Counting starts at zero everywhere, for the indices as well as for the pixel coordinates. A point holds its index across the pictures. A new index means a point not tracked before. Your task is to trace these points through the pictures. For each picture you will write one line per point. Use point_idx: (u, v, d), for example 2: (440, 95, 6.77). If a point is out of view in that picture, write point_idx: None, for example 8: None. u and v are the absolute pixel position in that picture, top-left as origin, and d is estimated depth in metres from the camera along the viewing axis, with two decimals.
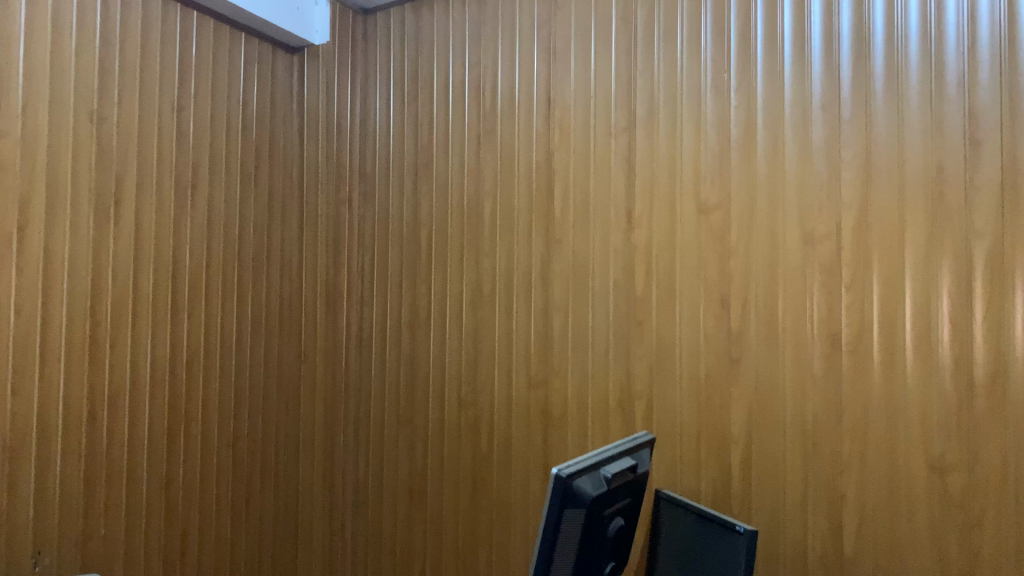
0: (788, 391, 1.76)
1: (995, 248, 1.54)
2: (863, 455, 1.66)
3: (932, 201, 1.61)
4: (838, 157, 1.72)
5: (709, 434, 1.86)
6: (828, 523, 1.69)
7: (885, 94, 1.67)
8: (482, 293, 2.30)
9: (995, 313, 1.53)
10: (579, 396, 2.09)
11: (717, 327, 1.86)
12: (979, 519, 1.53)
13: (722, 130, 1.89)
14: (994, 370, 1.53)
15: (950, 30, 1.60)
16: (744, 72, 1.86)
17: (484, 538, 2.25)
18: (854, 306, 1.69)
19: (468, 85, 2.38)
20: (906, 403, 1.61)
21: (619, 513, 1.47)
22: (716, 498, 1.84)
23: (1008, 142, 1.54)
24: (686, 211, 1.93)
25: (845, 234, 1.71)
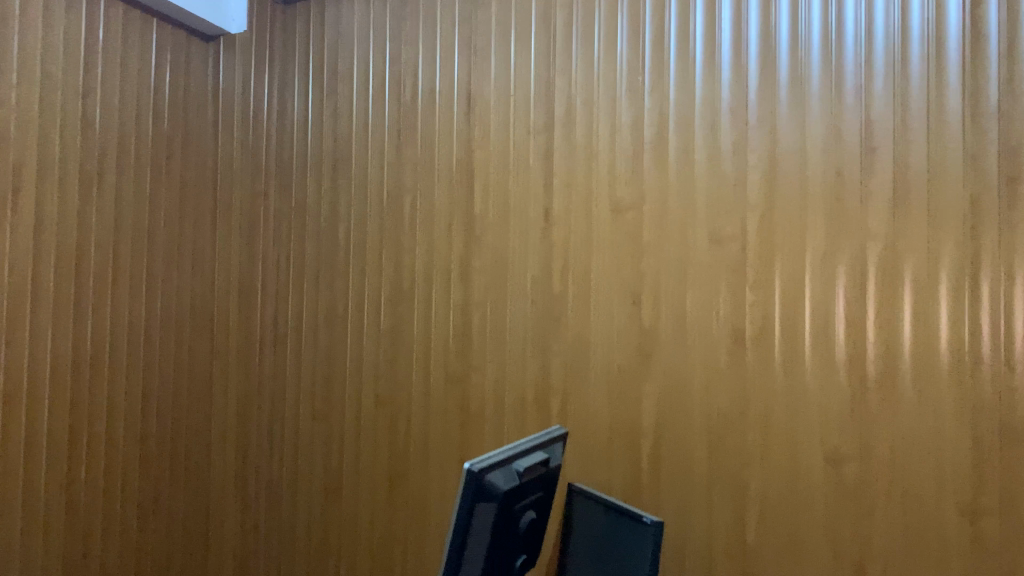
0: (696, 386, 1.82)
1: (887, 250, 1.63)
2: (765, 447, 1.73)
3: (831, 205, 1.69)
4: (744, 160, 1.79)
5: (621, 428, 1.91)
6: (732, 513, 1.76)
7: (789, 100, 1.74)
8: (401, 289, 2.30)
9: (887, 312, 1.62)
10: (496, 391, 2.11)
11: (630, 323, 1.91)
12: (871, 507, 1.62)
13: (636, 132, 1.93)
14: (885, 365, 1.62)
15: (849, 41, 1.68)
16: (657, 75, 1.91)
17: (400, 534, 2.26)
18: (758, 304, 1.76)
19: (389, 81, 2.37)
20: (806, 397, 1.69)
21: (531, 507, 1.50)
22: (627, 490, 1.89)
23: (899, 149, 1.62)
24: (602, 210, 1.97)
25: (750, 235, 1.77)
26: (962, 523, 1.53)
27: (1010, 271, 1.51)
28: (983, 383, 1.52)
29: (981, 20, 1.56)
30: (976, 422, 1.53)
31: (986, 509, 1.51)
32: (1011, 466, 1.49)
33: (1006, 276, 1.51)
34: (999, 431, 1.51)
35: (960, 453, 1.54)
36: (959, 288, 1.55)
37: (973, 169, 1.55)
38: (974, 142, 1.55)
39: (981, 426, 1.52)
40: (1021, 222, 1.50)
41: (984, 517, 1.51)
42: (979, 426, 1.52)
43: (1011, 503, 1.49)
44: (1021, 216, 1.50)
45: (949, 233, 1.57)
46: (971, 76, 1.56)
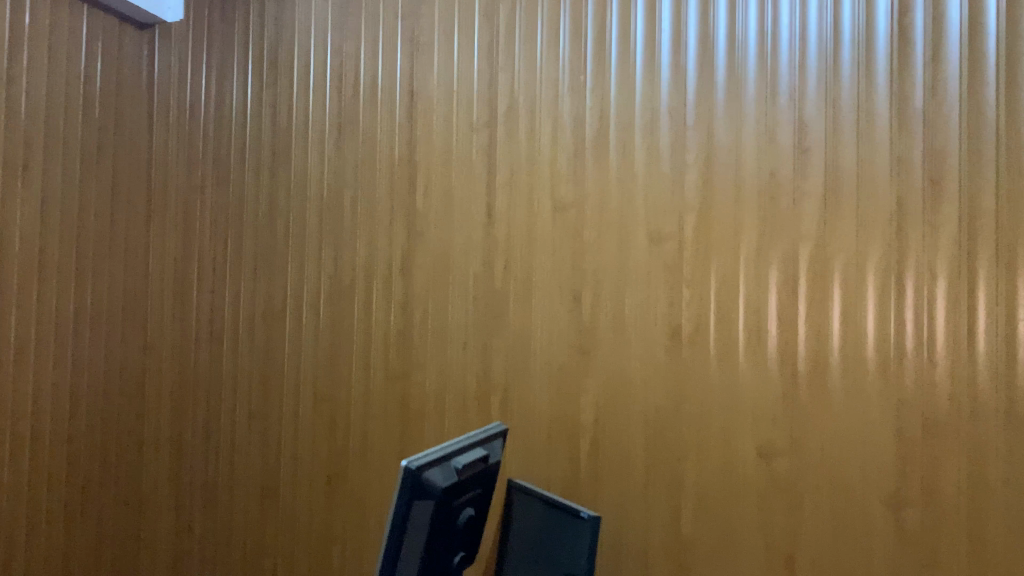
0: (634, 382, 1.84)
1: (818, 250, 1.67)
2: (700, 442, 1.76)
3: (764, 205, 1.72)
4: (682, 160, 1.82)
5: (561, 424, 1.92)
6: (667, 508, 1.79)
7: (725, 102, 1.78)
8: (341, 285, 2.27)
9: (817, 310, 1.66)
10: (437, 389, 2.10)
11: (570, 320, 1.93)
12: (800, 500, 1.66)
13: (578, 130, 1.95)
14: (815, 362, 1.66)
15: (783, 45, 1.72)
16: (599, 74, 1.93)
17: (338, 532, 2.23)
18: (696, 302, 1.78)
19: (330, 74, 2.34)
20: (740, 392, 1.73)
21: (469, 504, 1.50)
22: (566, 486, 1.90)
23: (830, 151, 1.67)
24: (544, 208, 1.98)
25: (688, 234, 1.80)
26: (886, 513, 1.58)
27: (933, 271, 1.56)
28: (907, 378, 1.58)
29: (907, 27, 1.61)
30: (900, 416, 1.58)
31: (909, 500, 1.57)
32: (933, 459, 1.55)
33: (929, 275, 1.57)
34: (921, 425, 1.56)
35: (884, 446, 1.59)
36: (885, 287, 1.60)
37: (900, 171, 1.60)
38: (901, 145, 1.60)
39: (905, 420, 1.58)
40: (943, 223, 1.56)
41: (907, 507, 1.57)
42: (903, 420, 1.58)
43: (932, 494, 1.55)
44: (943, 217, 1.56)
45: (876, 233, 1.62)
46: (898, 81, 1.61)
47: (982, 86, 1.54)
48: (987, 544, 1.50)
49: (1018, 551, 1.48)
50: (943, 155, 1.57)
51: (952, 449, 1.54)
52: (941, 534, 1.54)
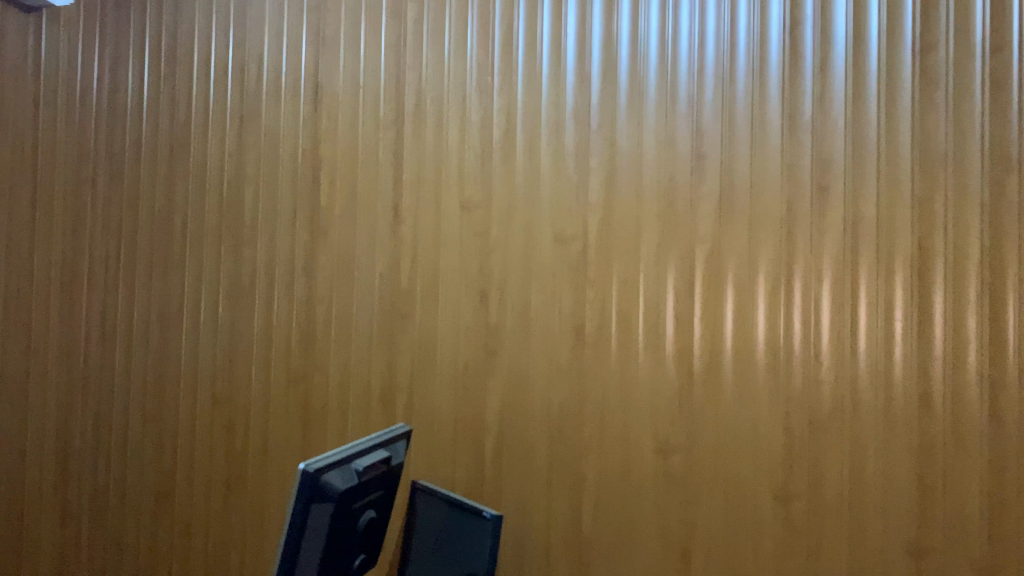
0: (537, 382, 1.86)
1: (713, 253, 1.72)
2: (601, 441, 1.79)
3: (664, 209, 1.77)
4: (586, 162, 1.85)
5: (465, 424, 1.92)
6: (569, 505, 1.81)
7: (627, 107, 1.81)
8: (241, 284, 2.21)
9: (712, 311, 1.72)
10: (340, 390, 2.07)
11: (476, 320, 1.93)
12: (695, 494, 1.71)
13: (485, 130, 1.95)
14: (710, 361, 1.71)
15: (683, 53, 1.77)
16: (506, 76, 1.94)
17: (237, 538, 2.17)
18: (599, 302, 1.81)
19: (231, 66, 2.26)
20: (640, 391, 1.77)
21: (370, 506, 1.49)
22: (469, 486, 1.91)
23: (725, 157, 1.72)
24: (451, 207, 1.97)
25: (591, 236, 1.83)
26: (775, 506, 1.65)
27: (818, 274, 1.64)
28: (794, 377, 1.65)
29: (798, 41, 1.68)
30: (789, 413, 1.65)
31: (796, 493, 1.64)
32: (817, 454, 1.63)
33: (815, 278, 1.64)
34: (807, 421, 1.64)
35: (773, 441, 1.66)
36: (774, 289, 1.67)
37: (789, 178, 1.67)
38: (791, 153, 1.67)
39: (793, 417, 1.64)
40: (829, 229, 1.64)
41: (794, 500, 1.64)
42: (791, 417, 1.65)
43: (816, 487, 1.62)
44: (829, 223, 1.64)
45: (767, 238, 1.68)
46: (789, 92, 1.68)
47: (865, 99, 1.63)
48: (866, 535, 1.59)
49: (893, 541, 1.57)
50: (830, 164, 1.64)
51: (835, 444, 1.61)
52: (824, 524, 1.62)
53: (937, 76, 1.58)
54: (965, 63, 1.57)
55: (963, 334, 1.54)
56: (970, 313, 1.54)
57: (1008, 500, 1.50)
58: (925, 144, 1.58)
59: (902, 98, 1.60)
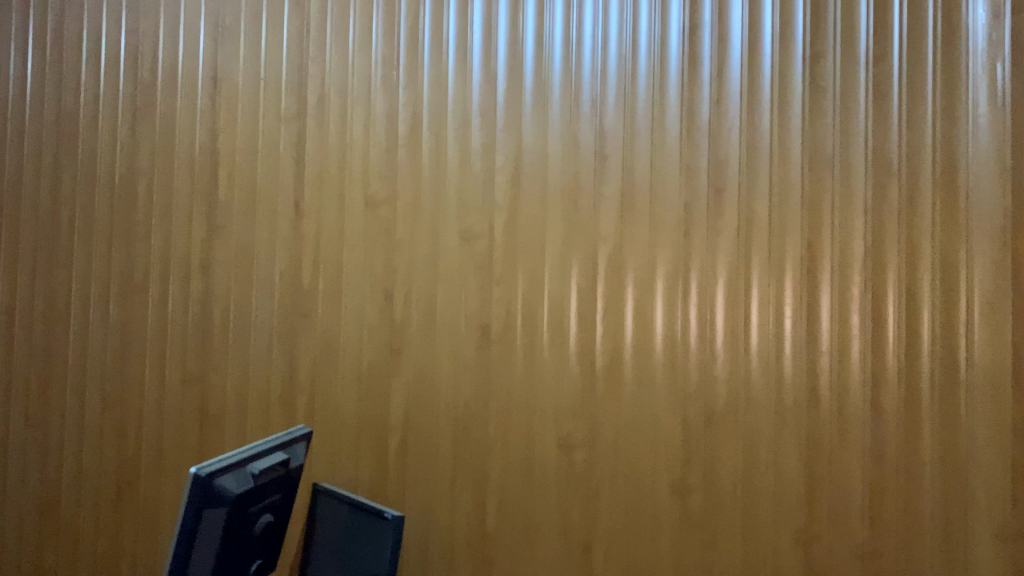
0: (442, 380, 1.85)
1: (615, 252, 1.75)
2: (505, 438, 1.80)
3: (568, 207, 1.79)
4: (492, 160, 1.85)
5: (368, 424, 1.89)
6: (473, 504, 1.81)
7: (533, 106, 1.82)
8: (134, 281, 2.11)
9: (614, 309, 1.74)
10: (239, 391, 2.01)
11: (380, 319, 1.90)
12: (597, 489, 1.73)
13: (390, 125, 1.93)
14: (612, 358, 1.74)
15: (586, 54, 1.80)
16: (411, 71, 1.92)
17: (127, 546, 2.08)
18: (504, 300, 1.82)
19: (124, 54, 2.16)
20: (544, 388, 1.78)
21: (267, 510, 1.44)
22: (373, 487, 1.88)
23: (626, 157, 1.76)
24: (354, 203, 1.94)
25: (496, 234, 1.83)
26: (673, 499, 1.69)
27: (714, 273, 1.69)
28: (692, 373, 1.69)
29: (696, 46, 1.73)
30: (685, 407, 1.69)
31: (693, 486, 1.68)
32: (713, 447, 1.67)
33: (712, 277, 1.69)
34: (703, 415, 1.68)
35: (672, 436, 1.70)
36: (673, 287, 1.71)
37: (687, 179, 1.72)
38: (688, 155, 1.72)
39: (690, 411, 1.69)
40: (724, 229, 1.69)
41: (691, 493, 1.68)
42: (688, 411, 1.69)
43: (712, 479, 1.67)
44: (724, 224, 1.69)
45: (666, 238, 1.72)
46: (687, 95, 1.73)
47: (759, 104, 1.68)
48: (758, 524, 1.64)
49: (783, 529, 1.63)
50: (725, 166, 1.69)
51: (730, 437, 1.66)
52: (719, 516, 1.66)
53: (826, 83, 1.65)
54: (850, 72, 1.64)
55: (847, 330, 1.61)
56: (854, 310, 1.61)
57: (888, 488, 1.58)
58: (814, 148, 1.65)
59: (793, 104, 1.67)
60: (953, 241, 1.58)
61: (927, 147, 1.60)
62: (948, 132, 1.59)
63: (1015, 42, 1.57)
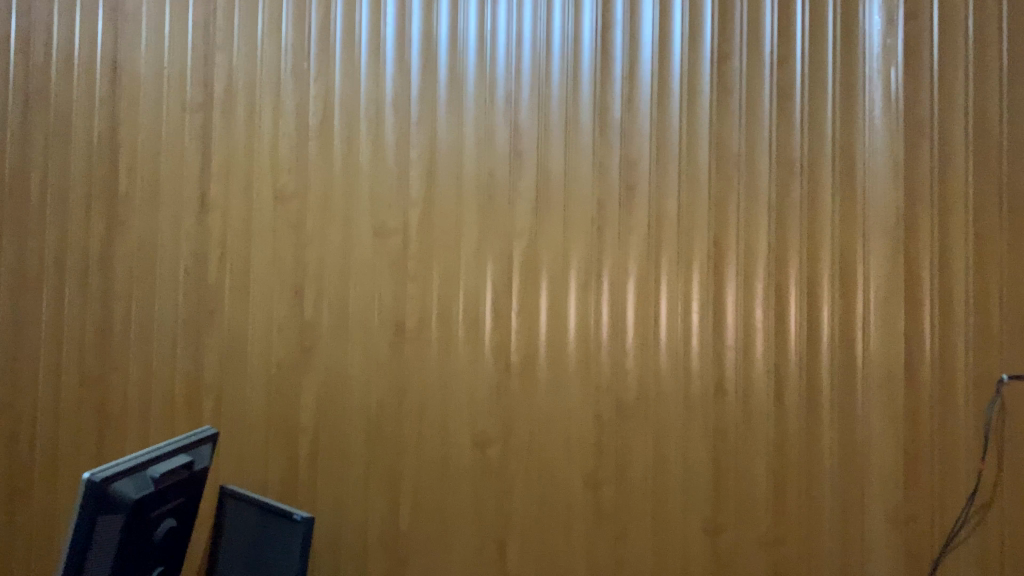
0: (354, 378, 1.81)
1: (530, 248, 1.75)
2: (418, 436, 1.78)
3: (483, 203, 1.78)
4: (406, 154, 1.82)
5: (278, 424, 1.85)
6: (387, 503, 1.78)
7: (447, 100, 1.81)
8: (26, 277, 2.00)
9: (528, 305, 1.75)
10: (141, 392, 1.93)
11: (290, 316, 1.86)
12: (511, 485, 1.73)
13: (300, 118, 1.88)
14: (526, 353, 1.74)
15: (500, 49, 1.79)
16: (323, 62, 1.87)
17: (19, 557, 1.97)
18: (418, 296, 1.80)
19: (15, 36, 2.04)
20: (458, 384, 1.77)
21: (170, 515, 1.38)
22: (283, 489, 1.83)
23: (541, 153, 1.76)
24: (263, 197, 1.89)
25: (410, 229, 1.81)
26: (586, 492, 1.71)
27: (626, 269, 1.71)
28: (604, 367, 1.71)
29: (609, 44, 1.74)
30: (598, 401, 1.71)
31: (606, 479, 1.70)
32: (625, 440, 1.69)
33: (623, 273, 1.71)
34: (615, 409, 1.70)
35: (585, 430, 1.71)
36: (586, 283, 1.72)
37: (600, 175, 1.73)
38: (602, 152, 1.73)
39: (602, 405, 1.71)
40: (635, 225, 1.71)
41: (603, 486, 1.70)
42: (601, 405, 1.71)
43: (624, 472, 1.69)
44: (636, 220, 1.71)
45: (580, 234, 1.73)
46: (600, 92, 1.74)
47: (669, 102, 1.71)
48: (668, 515, 1.67)
49: (692, 519, 1.67)
50: (637, 163, 1.72)
51: (640, 430, 1.69)
52: (631, 509, 1.69)
53: (732, 84, 1.69)
54: (755, 72, 1.69)
55: (752, 324, 1.66)
56: (758, 305, 1.66)
57: (790, 477, 1.64)
58: (722, 147, 1.69)
59: (701, 103, 1.70)
60: (851, 238, 1.64)
61: (827, 147, 1.66)
62: (846, 132, 1.65)
63: (908, 48, 1.64)
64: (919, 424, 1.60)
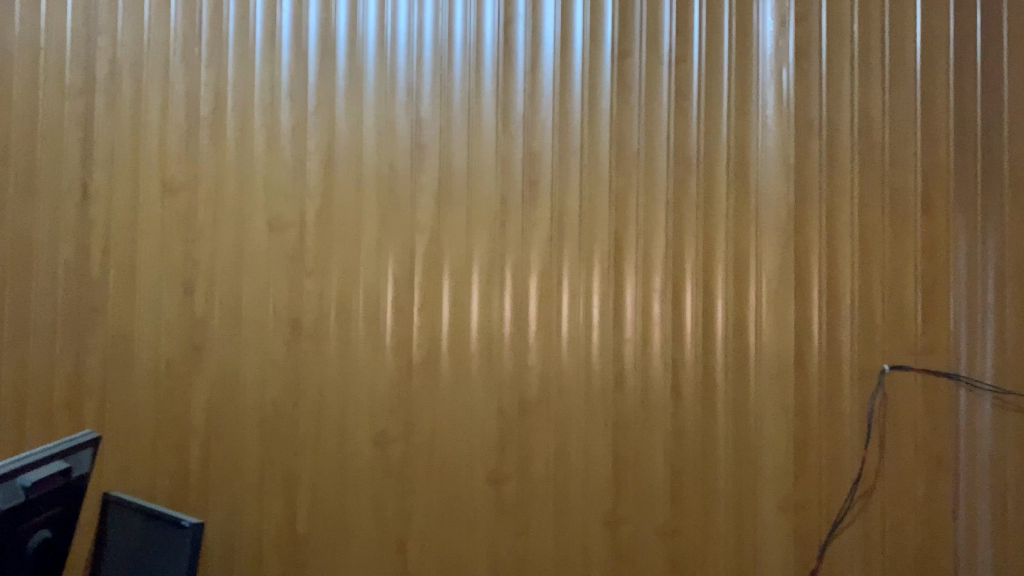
0: (249, 378, 1.75)
1: (431, 243, 1.73)
2: (317, 436, 1.73)
3: (383, 196, 1.74)
4: (303, 146, 1.76)
5: (167, 427, 1.76)
6: (283, 506, 1.73)
7: (346, 91, 1.76)
8: None
9: (429, 301, 1.72)
10: (16, 395, 1.80)
11: (179, 314, 1.77)
12: (411, 484, 1.71)
13: (191, 106, 1.79)
14: (428, 350, 1.72)
15: (401, 41, 1.76)
16: (214, 48, 1.79)
17: None
18: (315, 292, 1.74)
19: None
20: (357, 382, 1.73)
21: (41, 527, 1.28)
22: (172, 494, 1.75)
23: (443, 147, 1.74)
24: (150, 188, 1.79)
25: (307, 223, 1.75)
26: (488, 489, 1.69)
27: (529, 264, 1.70)
28: (505, 363, 1.70)
29: (510, 38, 1.73)
30: (500, 396, 1.70)
31: (507, 475, 1.69)
32: (526, 436, 1.69)
33: (525, 268, 1.70)
34: (517, 404, 1.70)
35: (486, 427, 1.70)
36: (488, 279, 1.71)
37: (503, 170, 1.72)
38: (504, 146, 1.72)
39: (504, 401, 1.70)
40: (538, 220, 1.71)
41: (505, 482, 1.69)
42: (503, 402, 1.70)
43: (525, 468, 1.69)
44: (538, 216, 1.71)
45: (482, 229, 1.72)
46: (502, 87, 1.73)
47: (570, 98, 1.72)
48: (569, 509, 1.68)
49: (592, 512, 1.68)
50: (538, 158, 1.72)
51: (542, 425, 1.69)
52: (532, 504, 1.69)
53: (632, 80, 1.71)
54: (654, 70, 1.71)
55: (651, 319, 1.68)
56: (656, 299, 1.68)
57: (687, 469, 1.67)
58: (621, 143, 1.70)
59: (602, 99, 1.71)
60: (744, 234, 1.68)
61: (722, 145, 1.69)
62: (741, 132, 1.69)
63: (798, 49, 1.69)
64: (808, 415, 1.66)
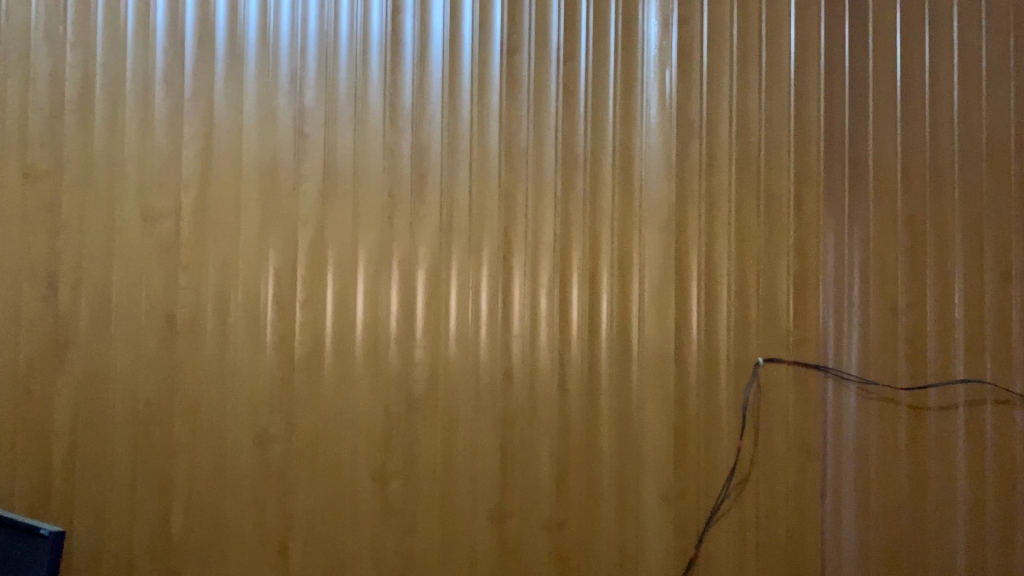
0: (119, 376, 1.66)
1: (315, 236, 1.68)
2: (193, 437, 1.65)
3: (264, 188, 1.68)
4: (179, 132, 1.68)
5: (29, 430, 1.66)
6: (156, 510, 1.65)
7: (225, 77, 1.69)
8: None
9: (313, 296, 1.67)
10: None
11: (42, 309, 1.66)
12: (293, 485, 1.66)
13: (57, 88, 1.69)
14: (311, 347, 1.67)
15: (284, 28, 1.70)
16: (82, 27, 1.69)
17: None
18: (191, 287, 1.67)
19: None
20: (237, 381, 1.66)
21: None
22: (35, 500, 1.65)
23: (329, 138, 1.69)
24: (10, 174, 1.68)
25: (183, 214, 1.67)
26: (373, 488, 1.67)
27: (417, 259, 1.68)
28: (392, 360, 1.67)
29: (398, 29, 1.71)
30: (386, 393, 1.67)
31: (393, 473, 1.67)
32: (413, 433, 1.67)
33: (412, 263, 1.68)
34: (404, 401, 1.67)
35: (372, 424, 1.67)
36: (374, 273, 1.68)
37: (391, 163, 1.69)
38: (392, 139, 1.70)
39: (391, 398, 1.67)
40: (426, 214, 1.69)
41: (391, 479, 1.67)
42: (389, 399, 1.67)
43: (412, 464, 1.67)
44: (426, 210, 1.69)
45: (368, 223, 1.69)
46: (390, 78, 1.70)
47: (459, 92, 1.71)
48: (456, 505, 1.67)
49: (478, 507, 1.68)
50: (427, 152, 1.70)
51: (428, 422, 1.68)
52: (418, 501, 1.67)
53: (520, 76, 1.71)
54: (543, 66, 1.72)
55: (538, 314, 1.69)
56: (543, 294, 1.69)
57: (573, 462, 1.69)
58: (510, 138, 1.71)
59: (491, 94, 1.71)
60: (628, 231, 1.72)
61: (608, 143, 1.72)
62: (626, 130, 1.73)
63: (681, 51, 1.74)
64: (688, 407, 1.71)
